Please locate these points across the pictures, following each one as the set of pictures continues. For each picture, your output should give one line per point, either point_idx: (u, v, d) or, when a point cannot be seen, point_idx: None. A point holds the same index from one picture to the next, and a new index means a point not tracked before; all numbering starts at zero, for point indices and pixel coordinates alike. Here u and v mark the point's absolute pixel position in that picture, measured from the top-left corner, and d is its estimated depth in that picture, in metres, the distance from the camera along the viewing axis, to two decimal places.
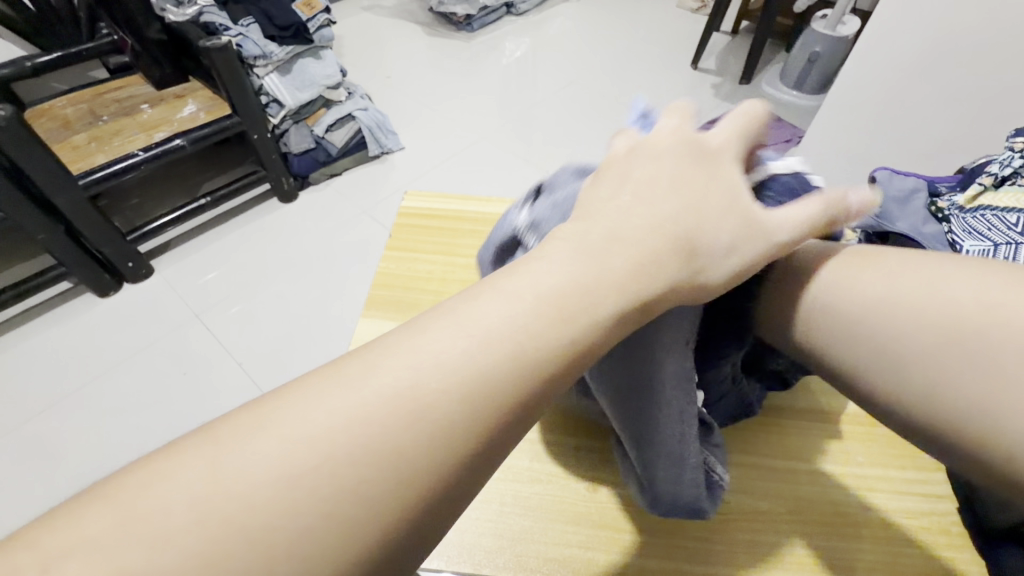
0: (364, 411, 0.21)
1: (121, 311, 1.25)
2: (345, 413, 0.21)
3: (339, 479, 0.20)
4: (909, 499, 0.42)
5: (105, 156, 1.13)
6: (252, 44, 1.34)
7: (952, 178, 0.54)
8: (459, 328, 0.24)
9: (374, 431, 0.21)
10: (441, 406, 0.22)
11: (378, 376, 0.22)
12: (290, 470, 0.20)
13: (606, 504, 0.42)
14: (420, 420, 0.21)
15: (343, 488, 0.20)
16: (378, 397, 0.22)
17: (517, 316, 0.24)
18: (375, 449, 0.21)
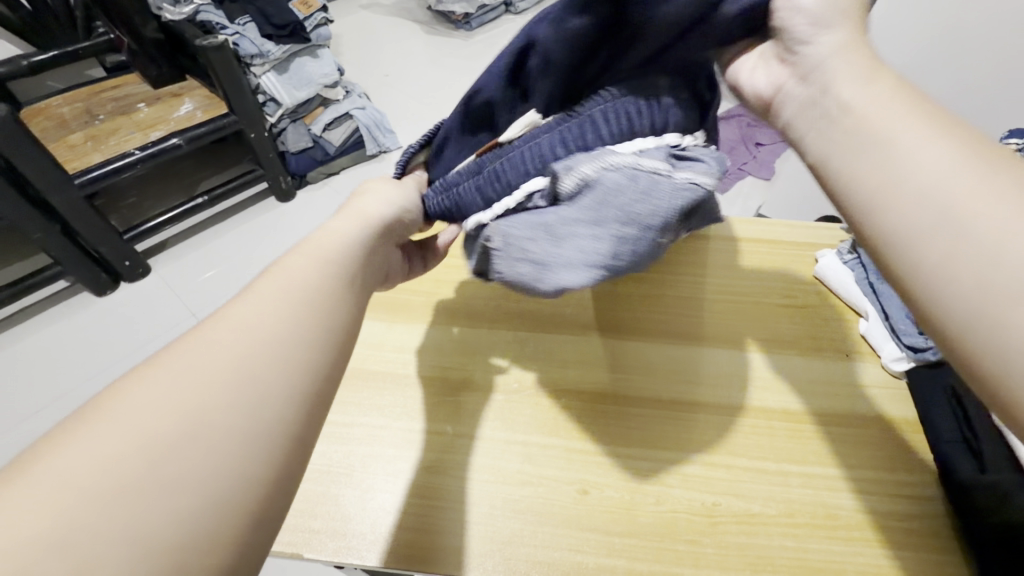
0: (183, 378, 0.26)
1: (118, 310, 1.25)
2: (164, 387, 0.26)
3: (191, 430, 0.25)
4: (900, 502, 0.42)
5: (101, 155, 1.12)
6: (249, 43, 1.34)
7: None
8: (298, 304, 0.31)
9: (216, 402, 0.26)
10: (252, 353, 0.28)
11: (174, 357, 0.27)
12: (141, 442, 0.23)
13: (595, 507, 0.41)
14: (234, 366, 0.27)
15: (191, 435, 0.24)
16: (184, 366, 0.27)
17: (317, 309, 0.32)
18: (209, 400, 0.26)
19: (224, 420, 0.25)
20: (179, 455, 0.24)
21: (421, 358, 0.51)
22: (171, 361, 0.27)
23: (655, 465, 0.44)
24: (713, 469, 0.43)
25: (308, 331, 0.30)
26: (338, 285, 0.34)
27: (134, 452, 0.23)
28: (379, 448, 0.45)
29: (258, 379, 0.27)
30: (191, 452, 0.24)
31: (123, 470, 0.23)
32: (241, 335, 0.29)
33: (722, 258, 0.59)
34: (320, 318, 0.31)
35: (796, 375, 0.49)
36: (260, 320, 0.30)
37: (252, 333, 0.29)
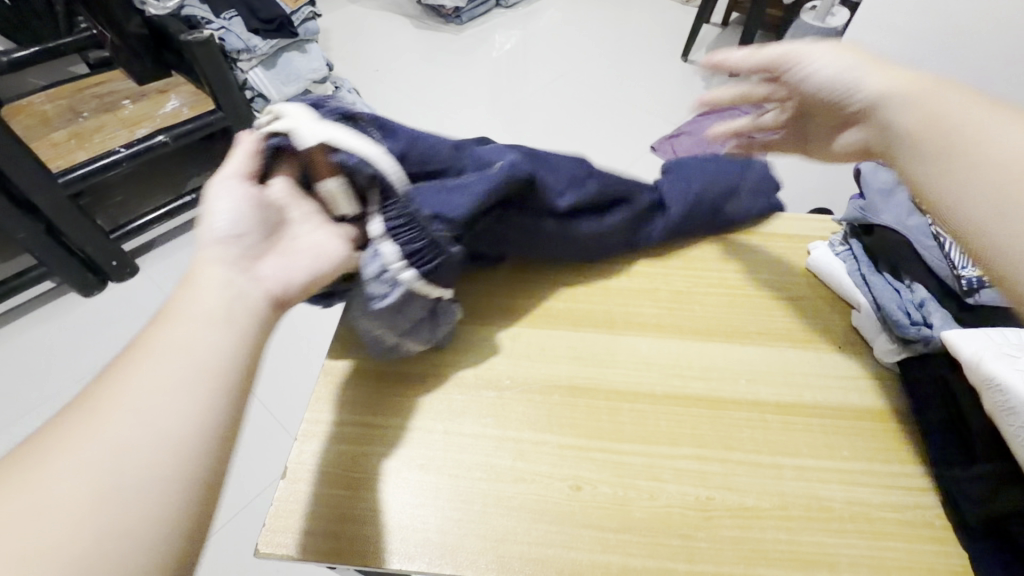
0: (123, 424, 0.28)
1: (106, 311, 1.24)
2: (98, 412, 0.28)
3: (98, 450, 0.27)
4: (891, 494, 0.42)
5: (85, 153, 1.10)
6: (235, 37, 1.33)
7: None
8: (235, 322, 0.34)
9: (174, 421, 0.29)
10: (178, 372, 0.30)
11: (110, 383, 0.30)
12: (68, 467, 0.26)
13: (589, 503, 0.41)
14: (156, 384, 0.30)
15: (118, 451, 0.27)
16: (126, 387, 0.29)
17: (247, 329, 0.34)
18: (134, 423, 0.28)
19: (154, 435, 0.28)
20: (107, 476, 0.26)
21: (412, 355, 0.50)
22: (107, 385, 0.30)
23: (648, 460, 0.43)
24: (706, 464, 0.43)
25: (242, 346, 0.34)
26: (251, 319, 0.35)
27: (61, 480, 0.26)
28: (370, 447, 0.44)
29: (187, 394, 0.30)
30: (117, 475, 0.27)
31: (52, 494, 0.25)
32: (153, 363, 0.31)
33: (714, 250, 0.59)
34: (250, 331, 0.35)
35: (791, 368, 0.49)
36: (202, 341, 0.32)
37: (174, 351, 0.31)
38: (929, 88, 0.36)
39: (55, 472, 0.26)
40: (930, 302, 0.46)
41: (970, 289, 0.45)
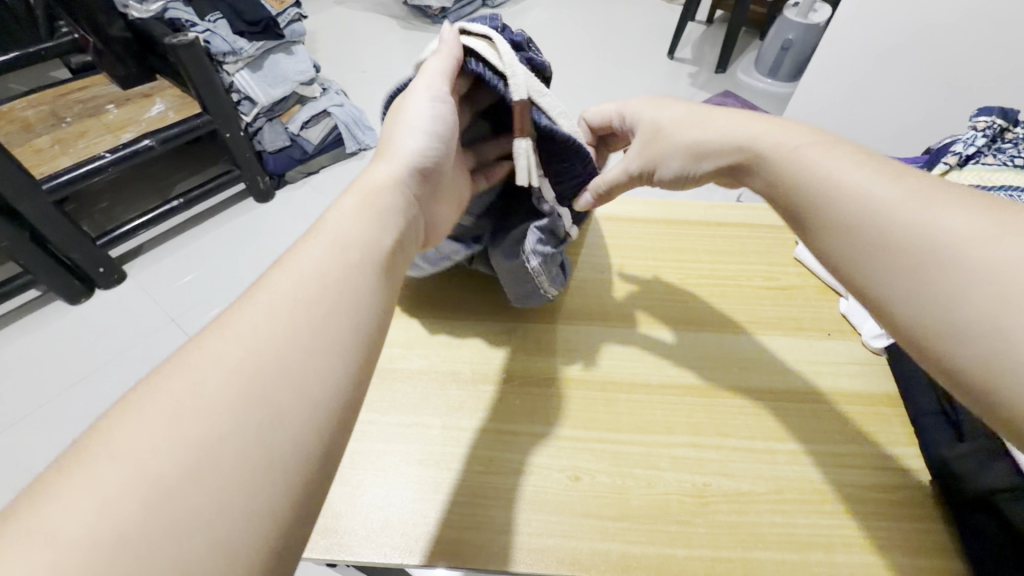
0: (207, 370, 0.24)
1: (94, 318, 1.22)
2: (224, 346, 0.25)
3: (219, 392, 0.23)
4: (882, 475, 0.43)
5: (69, 158, 1.09)
6: (221, 40, 1.30)
7: (918, 159, 0.55)
8: (318, 258, 0.30)
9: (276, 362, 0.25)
10: (311, 317, 0.27)
11: (241, 317, 0.26)
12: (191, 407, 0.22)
13: (587, 492, 0.42)
14: (289, 329, 0.26)
15: (248, 396, 0.23)
16: (254, 325, 0.26)
17: (345, 269, 0.30)
18: (265, 367, 0.25)
19: (283, 383, 0.25)
20: (229, 424, 0.22)
21: (408, 352, 0.50)
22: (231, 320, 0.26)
23: (644, 449, 0.44)
24: (702, 451, 0.44)
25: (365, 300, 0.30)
26: (360, 267, 0.31)
27: (189, 417, 0.22)
28: (370, 443, 0.44)
29: (315, 345, 0.26)
30: (239, 419, 0.23)
31: (175, 436, 0.21)
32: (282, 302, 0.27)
33: (704, 241, 0.59)
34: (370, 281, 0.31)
35: (783, 355, 0.50)
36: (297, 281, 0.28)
37: (298, 295, 0.28)
38: (800, 151, 0.35)
39: (171, 412, 0.22)
40: None
41: None
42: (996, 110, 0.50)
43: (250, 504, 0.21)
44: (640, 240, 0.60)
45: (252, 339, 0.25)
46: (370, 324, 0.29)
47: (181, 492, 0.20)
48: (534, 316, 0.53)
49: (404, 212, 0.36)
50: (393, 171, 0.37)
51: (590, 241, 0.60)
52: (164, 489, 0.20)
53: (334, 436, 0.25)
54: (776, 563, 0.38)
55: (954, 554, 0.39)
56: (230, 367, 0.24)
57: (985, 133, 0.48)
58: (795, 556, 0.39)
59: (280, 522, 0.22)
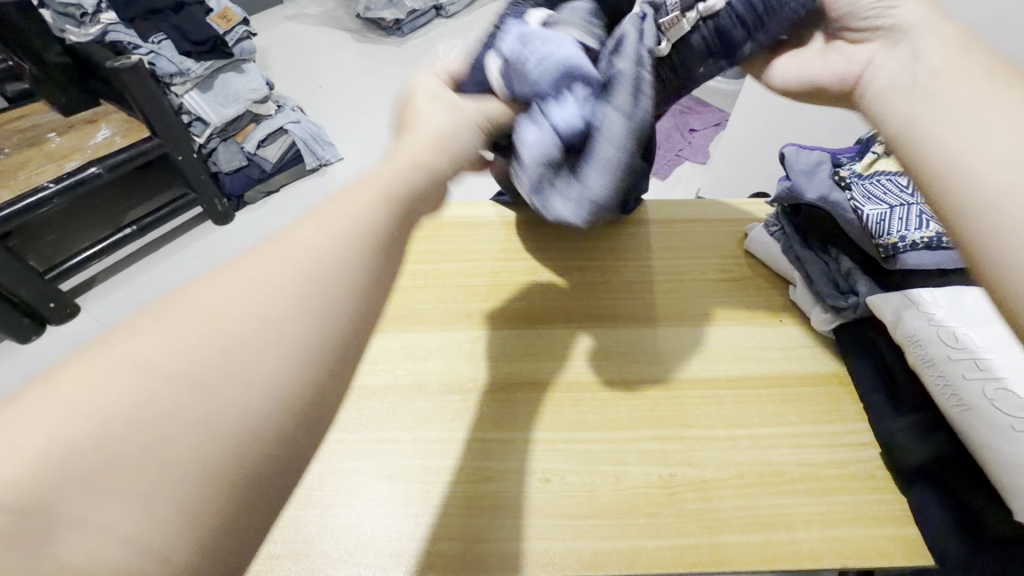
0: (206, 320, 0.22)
1: (49, 355, 1.17)
2: (240, 281, 0.24)
3: (226, 325, 0.22)
4: (837, 451, 0.45)
5: (10, 191, 1.04)
6: (166, 61, 1.27)
7: (851, 149, 0.57)
8: (343, 217, 0.28)
9: (267, 325, 0.23)
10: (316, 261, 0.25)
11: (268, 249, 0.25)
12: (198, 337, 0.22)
13: (558, 492, 0.42)
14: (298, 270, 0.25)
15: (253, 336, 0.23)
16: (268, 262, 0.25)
17: (359, 231, 0.28)
18: (274, 317, 0.23)
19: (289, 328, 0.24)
20: (227, 359, 0.22)
21: (372, 367, 0.50)
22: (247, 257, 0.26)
23: (610, 445, 0.45)
24: (667, 443, 0.45)
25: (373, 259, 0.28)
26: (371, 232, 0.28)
27: (185, 351, 0.21)
28: (339, 462, 0.44)
29: (315, 304, 0.25)
30: (230, 376, 0.21)
31: (171, 362, 0.21)
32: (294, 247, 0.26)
33: (658, 238, 0.61)
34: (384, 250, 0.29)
35: (741, 345, 0.52)
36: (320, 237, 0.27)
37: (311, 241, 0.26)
38: (941, 101, 0.33)
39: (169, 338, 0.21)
40: (856, 271, 0.50)
41: (888, 256, 0.48)
42: None
43: (197, 443, 0.20)
44: (597, 241, 0.61)
45: (266, 287, 0.24)
46: (375, 288, 0.27)
47: (176, 418, 0.20)
48: (498, 322, 0.53)
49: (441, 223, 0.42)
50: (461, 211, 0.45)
51: (550, 246, 0.61)
52: (151, 402, 0.20)
53: (317, 410, 0.24)
54: (742, 546, 0.40)
55: (909, 520, 0.41)
56: (254, 309, 0.23)
57: None
58: (760, 537, 0.40)
59: (246, 481, 0.21)
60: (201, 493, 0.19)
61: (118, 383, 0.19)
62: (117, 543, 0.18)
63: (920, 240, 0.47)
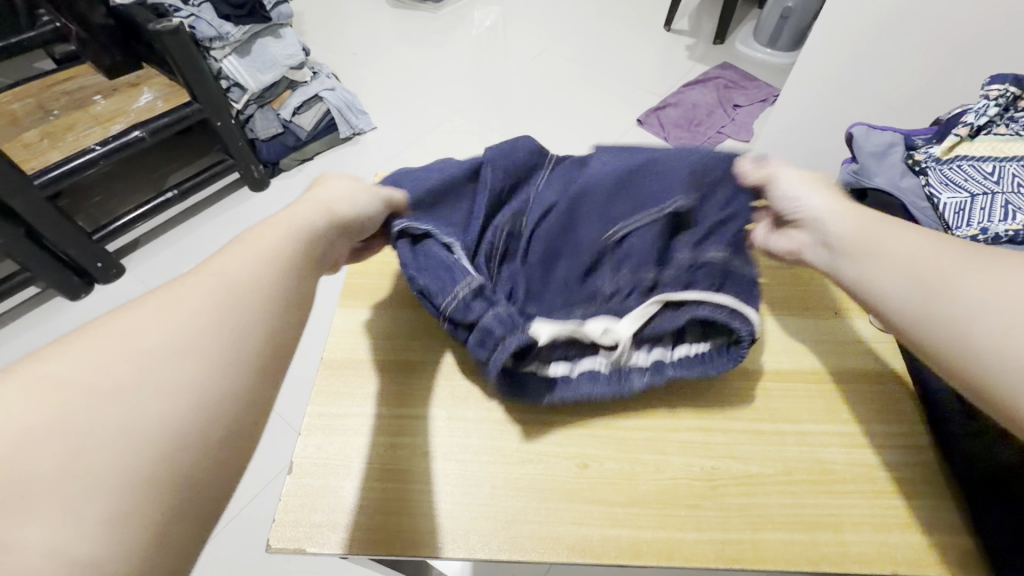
0: (136, 327, 0.26)
1: (97, 313, 1.22)
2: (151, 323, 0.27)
3: (147, 356, 0.26)
4: (891, 452, 0.43)
5: (59, 152, 1.07)
6: (206, 25, 1.26)
7: (926, 129, 0.52)
8: (273, 239, 0.33)
9: (191, 325, 0.27)
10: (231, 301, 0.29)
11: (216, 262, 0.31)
12: (129, 362, 0.25)
13: (597, 478, 0.42)
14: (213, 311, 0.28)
15: (184, 355, 0.26)
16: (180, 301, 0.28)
17: (274, 254, 0.33)
18: (192, 330, 0.27)
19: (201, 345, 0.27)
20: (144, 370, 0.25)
21: (410, 342, 0.50)
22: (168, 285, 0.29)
23: (649, 433, 0.44)
24: (710, 434, 0.44)
25: (277, 270, 0.32)
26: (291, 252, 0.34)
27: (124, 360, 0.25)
28: (377, 436, 0.44)
29: (230, 321, 0.28)
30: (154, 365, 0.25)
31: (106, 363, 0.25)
32: (213, 283, 0.29)
33: None
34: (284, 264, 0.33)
35: (794, 337, 0.49)
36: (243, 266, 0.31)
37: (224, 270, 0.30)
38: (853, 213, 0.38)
39: (113, 342, 0.25)
40: None
41: None
42: (1009, 76, 0.47)
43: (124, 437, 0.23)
44: None
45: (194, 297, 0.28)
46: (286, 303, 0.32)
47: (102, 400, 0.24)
48: None
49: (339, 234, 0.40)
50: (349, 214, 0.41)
51: None
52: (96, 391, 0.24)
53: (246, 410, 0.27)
54: (785, 544, 0.39)
55: (966, 529, 0.39)
56: (190, 319, 0.27)
57: (997, 102, 0.47)
58: (805, 537, 0.39)
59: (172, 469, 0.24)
60: (132, 483, 0.23)
61: (70, 371, 0.24)
62: (55, 545, 0.20)
63: (1004, 233, 0.42)
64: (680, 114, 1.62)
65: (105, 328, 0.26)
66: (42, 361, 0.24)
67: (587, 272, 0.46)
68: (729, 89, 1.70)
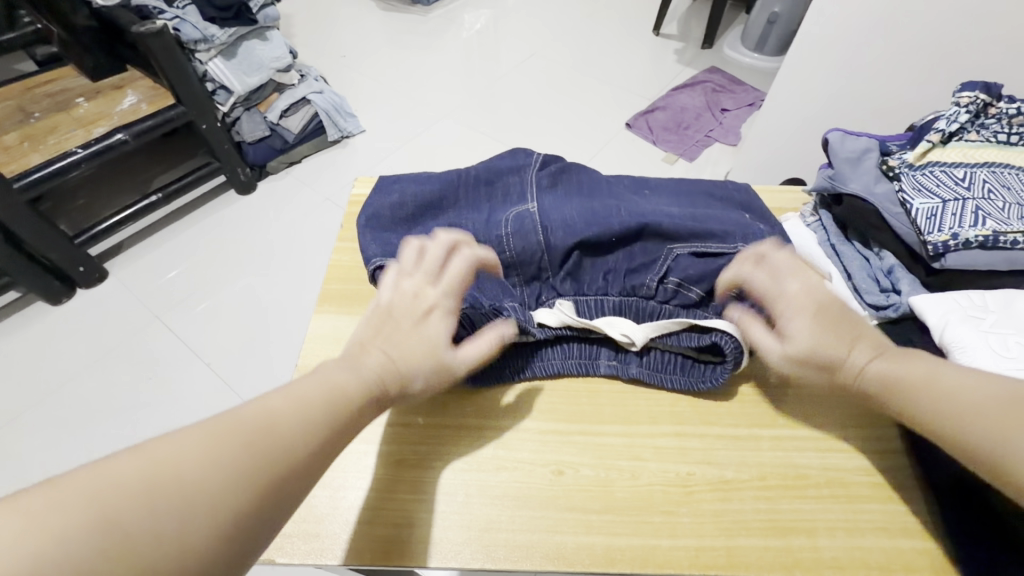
0: (165, 462, 0.27)
1: (77, 318, 1.20)
2: (180, 453, 0.27)
3: (172, 496, 0.26)
4: (865, 456, 0.43)
5: (40, 155, 1.05)
6: (191, 27, 1.24)
7: (901, 135, 0.53)
8: (316, 381, 0.33)
9: (210, 465, 0.27)
10: (257, 452, 0.29)
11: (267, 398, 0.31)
12: (149, 488, 0.26)
13: (572, 486, 0.41)
14: (240, 453, 0.28)
15: (196, 489, 0.26)
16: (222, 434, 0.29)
17: (320, 389, 0.33)
18: (209, 472, 0.27)
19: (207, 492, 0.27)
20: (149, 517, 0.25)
21: None
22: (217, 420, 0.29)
23: (626, 439, 0.44)
24: (687, 440, 0.44)
25: (316, 410, 0.32)
26: (342, 378, 0.34)
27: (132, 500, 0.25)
28: (353, 443, 0.44)
29: (250, 467, 0.28)
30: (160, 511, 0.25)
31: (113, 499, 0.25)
32: (252, 421, 0.30)
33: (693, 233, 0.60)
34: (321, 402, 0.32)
35: None
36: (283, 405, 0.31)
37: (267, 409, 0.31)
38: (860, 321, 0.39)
39: (134, 476, 0.26)
40: (898, 269, 0.47)
41: (936, 254, 0.44)
42: (979, 83, 0.48)
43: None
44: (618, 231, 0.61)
45: (231, 436, 0.29)
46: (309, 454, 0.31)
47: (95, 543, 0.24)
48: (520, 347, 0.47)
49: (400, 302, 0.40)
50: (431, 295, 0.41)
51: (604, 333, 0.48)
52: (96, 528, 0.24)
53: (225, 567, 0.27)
54: (759, 551, 0.39)
55: (939, 533, 0.39)
56: (212, 461, 0.28)
57: (968, 109, 0.47)
58: (779, 543, 0.39)
59: None
60: None
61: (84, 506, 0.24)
62: None
63: (975, 238, 0.43)
64: (668, 118, 1.62)
65: (137, 455, 0.27)
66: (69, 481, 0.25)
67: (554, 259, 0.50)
68: (717, 93, 1.71)
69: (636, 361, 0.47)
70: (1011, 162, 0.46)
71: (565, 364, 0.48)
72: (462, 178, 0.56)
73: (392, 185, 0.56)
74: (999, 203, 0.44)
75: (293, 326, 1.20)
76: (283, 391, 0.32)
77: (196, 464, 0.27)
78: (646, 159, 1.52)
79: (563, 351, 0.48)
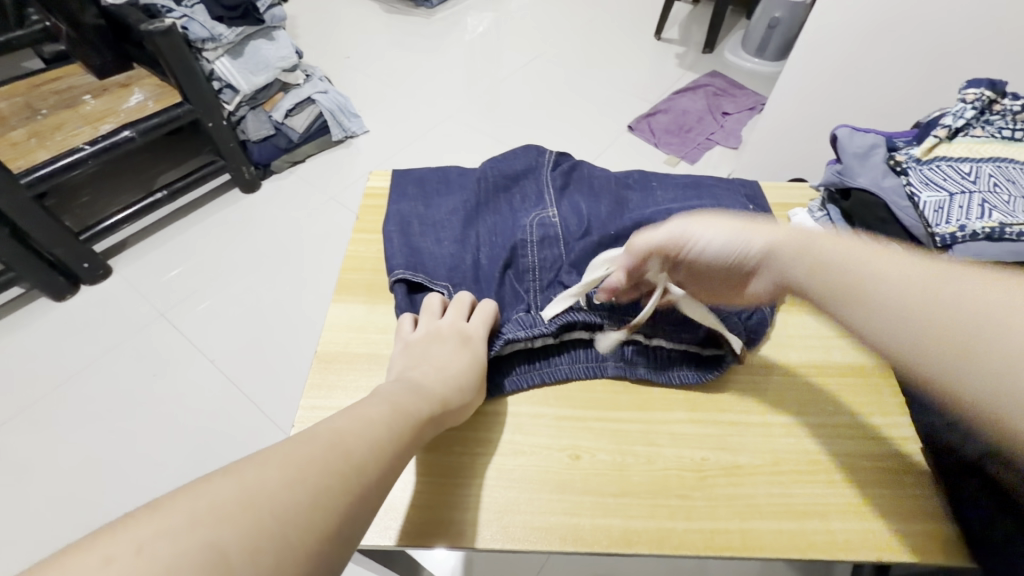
0: (261, 476, 0.28)
1: (81, 314, 1.20)
2: (268, 481, 0.28)
3: (267, 524, 0.27)
4: (874, 443, 0.44)
5: (46, 152, 1.06)
6: (198, 26, 1.25)
7: (907, 132, 0.55)
8: (379, 407, 0.36)
9: (303, 480, 0.29)
10: (338, 477, 0.30)
11: (338, 418, 0.34)
12: (261, 499, 0.27)
13: (588, 470, 0.42)
14: (322, 481, 0.29)
15: (300, 500, 0.28)
16: (302, 462, 0.30)
17: (385, 414, 0.35)
18: (303, 484, 0.29)
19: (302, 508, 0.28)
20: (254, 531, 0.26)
21: None
22: (301, 439, 0.31)
23: (642, 426, 0.45)
24: (700, 426, 0.45)
25: (384, 432, 0.34)
26: (396, 414, 0.36)
27: (243, 511, 0.26)
28: None
29: (334, 486, 0.30)
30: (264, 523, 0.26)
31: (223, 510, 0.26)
32: (332, 440, 0.32)
33: None
34: (386, 423, 0.35)
35: (783, 333, 0.51)
36: (354, 425, 0.33)
37: (341, 429, 0.33)
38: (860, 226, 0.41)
39: (236, 487, 0.27)
40: None
41: (943, 245, 0.45)
42: (984, 81, 0.50)
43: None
44: None
45: (311, 454, 0.30)
46: (383, 472, 0.33)
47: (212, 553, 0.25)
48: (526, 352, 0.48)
49: (441, 343, 0.44)
50: (454, 327, 0.46)
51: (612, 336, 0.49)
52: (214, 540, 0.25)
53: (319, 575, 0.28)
54: (773, 533, 0.39)
55: (949, 517, 0.40)
56: (302, 477, 0.29)
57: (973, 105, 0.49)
58: (793, 526, 0.40)
59: None
60: None
61: (201, 518, 0.25)
62: None
63: (981, 231, 0.43)
64: (670, 120, 1.64)
65: (239, 470, 0.28)
66: (181, 496, 0.27)
67: (563, 260, 0.51)
68: (718, 96, 1.73)
69: (644, 362, 0.47)
70: (1016, 157, 0.47)
71: (573, 369, 0.48)
72: (481, 183, 0.57)
73: (412, 189, 0.58)
74: (1005, 196, 0.44)
75: (297, 323, 1.20)
76: (350, 412, 0.35)
77: (285, 492, 0.28)
78: (648, 161, 1.54)
79: (570, 355, 0.48)
